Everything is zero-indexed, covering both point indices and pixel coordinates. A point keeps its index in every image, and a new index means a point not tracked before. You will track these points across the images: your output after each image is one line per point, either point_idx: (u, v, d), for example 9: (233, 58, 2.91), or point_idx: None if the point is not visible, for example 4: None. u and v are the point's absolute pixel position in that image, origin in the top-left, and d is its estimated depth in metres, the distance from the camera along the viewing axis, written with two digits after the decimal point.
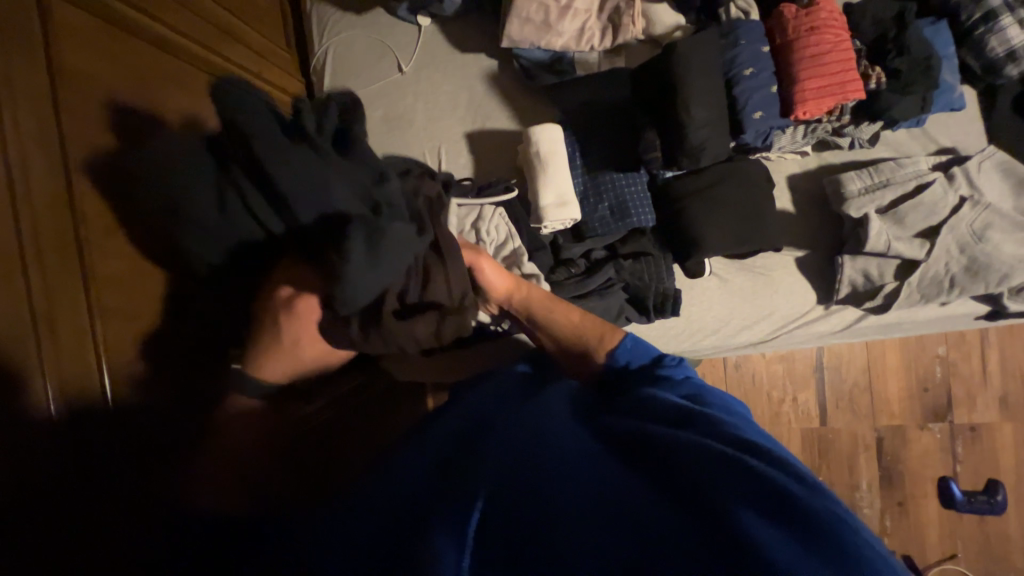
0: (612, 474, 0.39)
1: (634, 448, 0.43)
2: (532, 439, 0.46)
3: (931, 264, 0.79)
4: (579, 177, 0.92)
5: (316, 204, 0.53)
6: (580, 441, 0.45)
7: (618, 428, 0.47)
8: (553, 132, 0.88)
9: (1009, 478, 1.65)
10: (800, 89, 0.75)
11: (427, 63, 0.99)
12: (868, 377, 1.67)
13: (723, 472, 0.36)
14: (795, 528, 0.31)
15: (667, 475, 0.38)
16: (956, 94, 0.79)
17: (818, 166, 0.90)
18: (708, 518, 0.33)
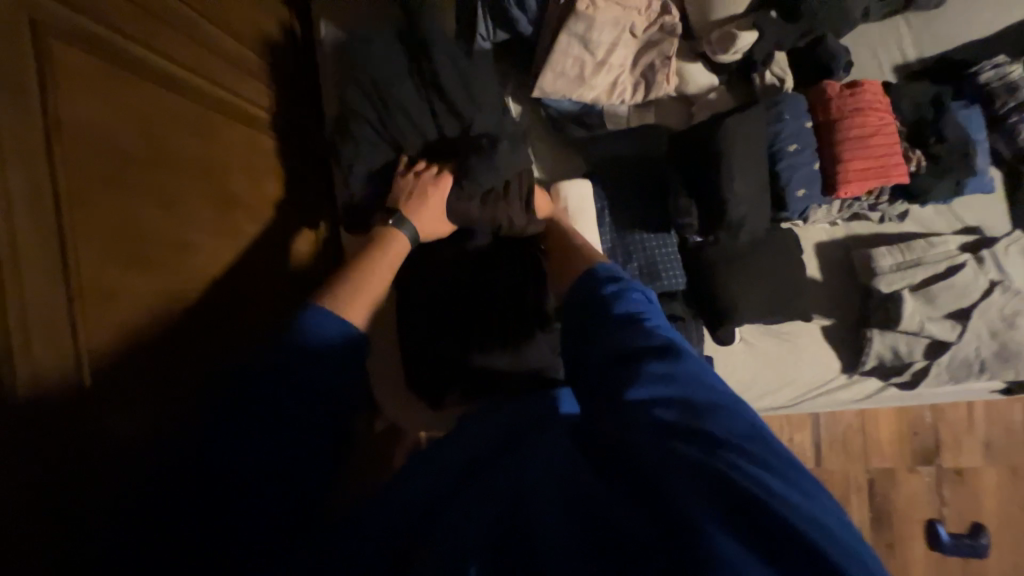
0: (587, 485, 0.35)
1: (606, 452, 0.37)
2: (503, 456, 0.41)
3: (960, 347, 0.80)
4: (607, 234, 0.89)
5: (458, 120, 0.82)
6: (551, 440, 0.40)
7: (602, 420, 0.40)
8: (582, 188, 0.87)
9: (992, 522, 1.69)
10: (844, 169, 0.74)
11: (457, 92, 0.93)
12: (861, 419, 1.70)
13: (688, 483, 0.32)
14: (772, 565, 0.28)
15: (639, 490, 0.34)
16: (988, 177, 0.80)
17: (847, 236, 0.89)
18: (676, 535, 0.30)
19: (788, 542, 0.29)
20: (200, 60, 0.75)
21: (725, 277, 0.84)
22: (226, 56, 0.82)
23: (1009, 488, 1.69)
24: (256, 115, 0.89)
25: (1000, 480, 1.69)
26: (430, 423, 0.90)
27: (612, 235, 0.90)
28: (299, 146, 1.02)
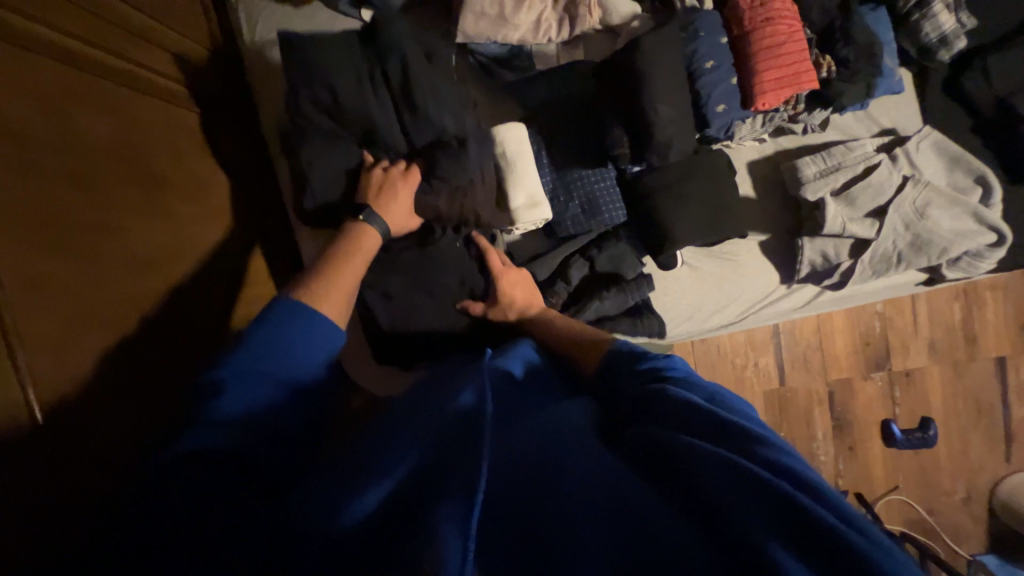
0: (627, 480, 0.42)
1: (652, 460, 0.43)
2: (534, 435, 0.47)
3: (880, 243, 0.85)
4: (548, 176, 0.90)
5: (411, 98, 0.78)
6: (591, 448, 0.45)
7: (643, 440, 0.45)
8: (519, 132, 0.85)
9: (939, 414, 1.85)
10: (759, 80, 0.76)
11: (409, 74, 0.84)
12: (818, 337, 1.81)
13: (740, 491, 0.37)
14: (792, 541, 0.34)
15: (674, 480, 0.41)
16: (897, 78, 0.84)
17: (776, 152, 0.92)
18: (722, 533, 0.36)
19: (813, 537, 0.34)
20: (100, 32, 0.73)
21: (661, 204, 0.87)
22: (128, 26, 0.79)
23: (952, 382, 1.84)
24: (173, 89, 0.86)
25: (944, 376, 1.83)
26: (396, 380, 0.92)
27: (552, 175, 0.91)
28: (227, 120, 0.99)
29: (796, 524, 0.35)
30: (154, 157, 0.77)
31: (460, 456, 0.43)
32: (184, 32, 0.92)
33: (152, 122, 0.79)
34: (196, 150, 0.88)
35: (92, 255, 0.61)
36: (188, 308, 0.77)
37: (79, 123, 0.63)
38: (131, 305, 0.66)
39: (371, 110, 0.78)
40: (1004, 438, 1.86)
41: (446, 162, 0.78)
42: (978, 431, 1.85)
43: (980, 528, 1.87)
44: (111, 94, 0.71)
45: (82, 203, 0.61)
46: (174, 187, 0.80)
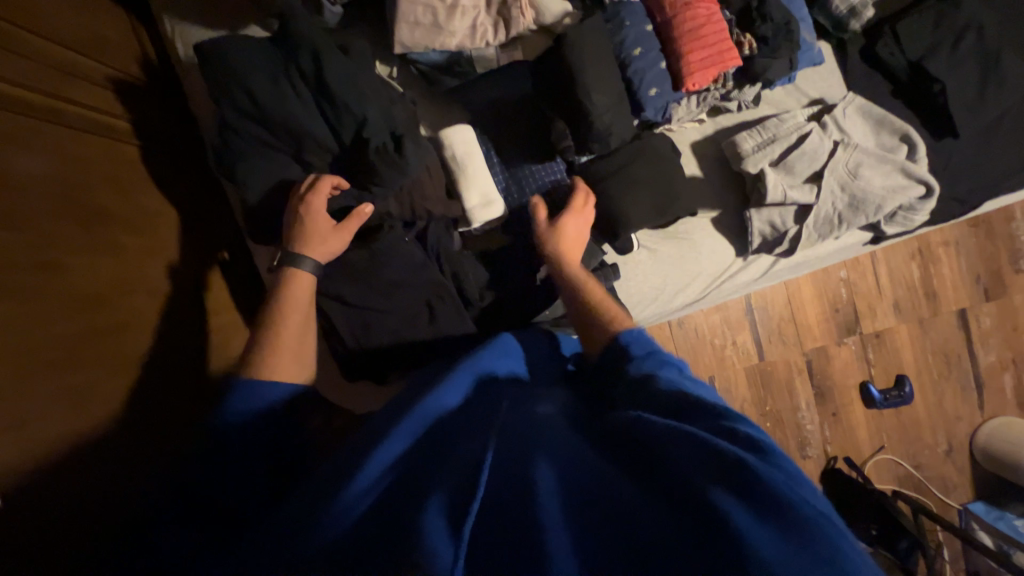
0: (604, 475, 0.41)
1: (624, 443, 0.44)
2: (510, 431, 0.47)
3: (821, 206, 0.88)
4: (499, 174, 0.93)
5: (351, 109, 0.78)
6: (566, 438, 0.46)
7: (617, 425, 0.46)
8: (466, 133, 0.86)
9: (912, 370, 1.91)
10: (685, 63, 0.80)
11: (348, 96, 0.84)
12: (790, 309, 1.85)
13: (704, 467, 0.39)
14: (767, 514, 0.35)
15: (655, 472, 0.41)
16: (816, 51, 0.89)
17: (716, 131, 0.96)
18: (685, 502, 0.37)
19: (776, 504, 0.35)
20: (33, 73, 0.72)
21: (612, 189, 0.89)
22: (58, 64, 0.78)
23: (920, 338, 1.90)
24: (112, 124, 0.85)
25: (912, 333, 1.90)
26: (369, 394, 0.91)
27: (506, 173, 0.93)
28: (172, 151, 0.98)
29: (756, 493, 0.36)
30: (98, 192, 0.77)
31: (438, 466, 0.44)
32: (117, 66, 0.91)
33: (95, 157, 0.78)
34: (143, 181, 0.88)
35: (41, 292, 0.60)
36: (147, 342, 0.76)
37: (17, 162, 0.63)
38: (83, 340, 0.65)
39: (313, 124, 0.78)
40: (976, 387, 1.92)
41: (389, 170, 0.79)
42: (950, 382, 1.92)
43: (965, 477, 1.92)
44: (50, 133, 0.71)
45: (24, 240, 0.61)
46: (123, 224, 0.80)
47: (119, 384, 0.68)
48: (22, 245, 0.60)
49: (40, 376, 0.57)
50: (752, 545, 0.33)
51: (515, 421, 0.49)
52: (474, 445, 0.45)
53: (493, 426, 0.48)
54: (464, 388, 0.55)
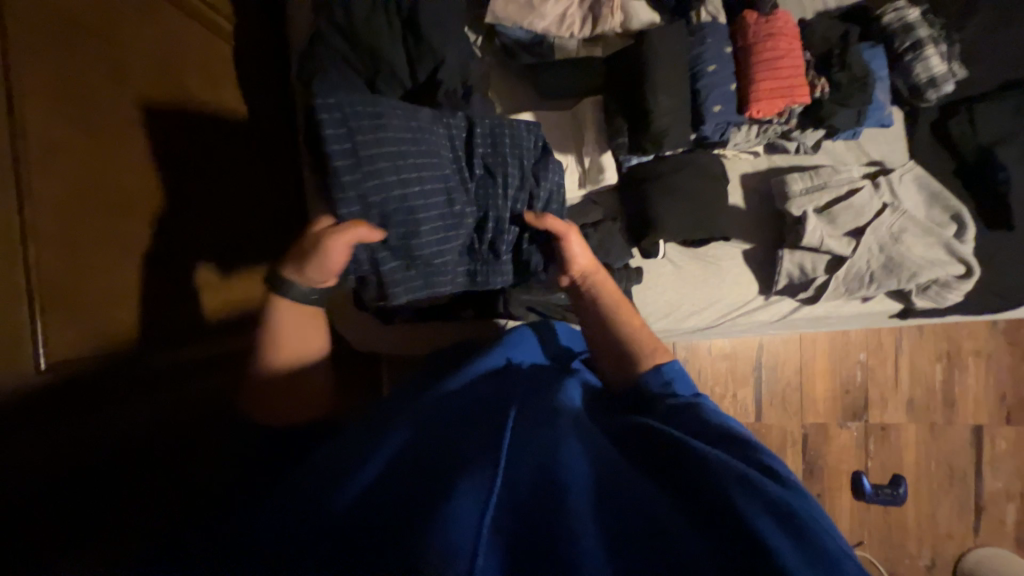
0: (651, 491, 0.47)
1: (669, 469, 0.50)
2: (537, 429, 0.54)
3: (854, 260, 0.88)
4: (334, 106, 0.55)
5: (431, 54, 0.82)
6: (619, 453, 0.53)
7: (661, 441, 0.54)
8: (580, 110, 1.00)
9: (911, 473, 1.83)
10: (755, 88, 0.82)
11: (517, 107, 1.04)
12: (799, 377, 1.82)
13: (765, 502, 0.43)
14: (786, 527, 0.41)
15: (702, 492, 0.45)
16: (886, 112, 0.89)
17: (769, 167, 0.98)
18: (731, 522, 0.41)
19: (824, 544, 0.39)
20: None
21: (653, 192, 0.92)
22: None
23: (927, 443, 1.83)
24: (216, 22, 0.93)
25: (920, 436, 1.83)
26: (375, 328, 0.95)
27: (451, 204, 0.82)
28: (261, 63, 1.05)
29: (805, 528, 0.41)
30: (189, 77, 0.84)
31: (471, 448, 0.50)
32: None
33: (195, 48, 0.87)
34: (227, 80, 0.95)
35: (113, 142, 0.67)
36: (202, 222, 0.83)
37: (128, 32, 0.72)
38: (142, 198, 0.70)
39: (394, 58, 0.82)
40: (975, 509, 1.82)
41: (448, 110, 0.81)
42: (949, 497, 1.83)
43: None
44: (162, 16, 0.79)
45: (114, 95, 0.68)
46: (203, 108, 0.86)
47: (160, 246, 0.73)
48: (110, 97, 0.67)
49: (103, 220, 0.64)
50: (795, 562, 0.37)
51: (545, 424, 0.55)
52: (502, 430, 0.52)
53: (519, 418, 0.55)
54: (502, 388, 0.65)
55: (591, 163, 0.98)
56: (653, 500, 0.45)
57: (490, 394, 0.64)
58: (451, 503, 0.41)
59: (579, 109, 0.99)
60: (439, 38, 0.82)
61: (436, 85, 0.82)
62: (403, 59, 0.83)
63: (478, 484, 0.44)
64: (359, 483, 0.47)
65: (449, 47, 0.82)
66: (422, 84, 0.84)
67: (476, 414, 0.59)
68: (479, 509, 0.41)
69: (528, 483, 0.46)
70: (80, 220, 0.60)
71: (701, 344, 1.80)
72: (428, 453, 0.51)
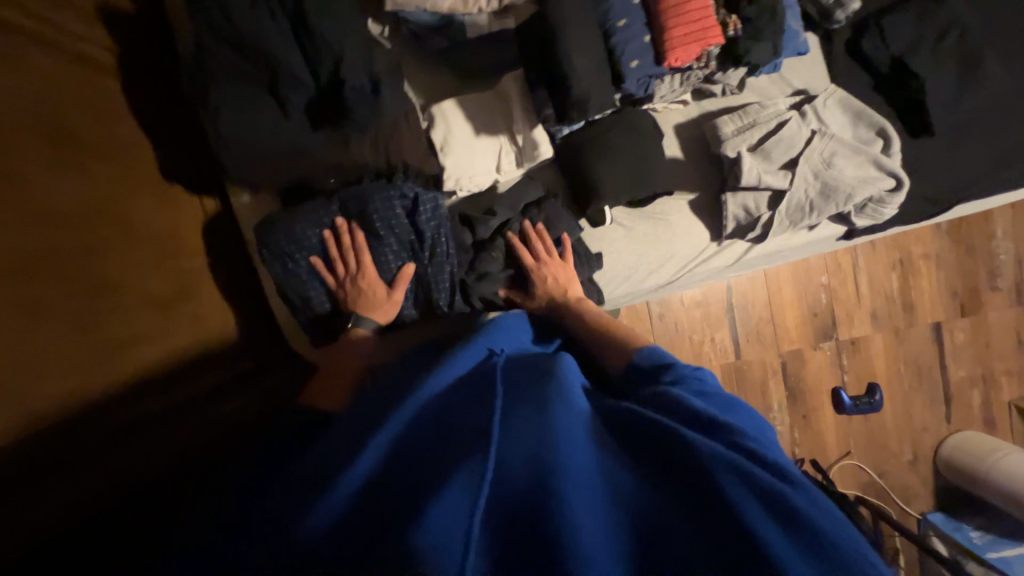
0: (640, 484, 0.47)
1: (660, 454, 0.50)
2: (528, 420, 0.54)
3: (793, 192, 0.89)
4: (260, 226, 0.85)
5: (329, 51, 0.76)
6: (609, 448, 0.52)
7: (647, 423, 0.54)
8: (503, 86, 0.97)
9: (884, 379, 1.93)
10: (669, 36, 0.80)
11: (436, 94, 0.99)
12: (769, 310, 1.88)
13: (749, 488, 0.44)
14: (759, 498, 0.44)
15: (692, 482, 0.46)
16: (801, 39, 0.89)
17: (700, 114, 0.98)
18: (720, 515, 0.43)
19: (803, 525, 0.42)
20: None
21: (589, 160, 0.91)
22: None
23: (894, 349, 1.93)
24: (93, 55, 0.85)
25: (887, 342, 1.92)
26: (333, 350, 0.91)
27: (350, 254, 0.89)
28: (156, 91, 0.97)
29: (785, 512, 0.43)
30: (73, 120, 0.78)
31: (459, 447, 0.51)
32: None
33: (78, 87, 0.80)
34: (118, 116, 0.88)
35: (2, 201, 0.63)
36: (131, 282, 0.83)
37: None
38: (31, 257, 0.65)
39: (290, 62, 0.77)
40: (944, 400, 1.95)
41: (360, 110, 0.78)
42: (920, 393, 1.94)
43: (926, 487, 1.95)
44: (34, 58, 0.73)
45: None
46: (112, 157, 0.85)
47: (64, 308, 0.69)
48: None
49: (32, 288, 0.64)
50: (779, 551, 0.39)
51: (540, 417, 0.54)
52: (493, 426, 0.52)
53: (513, 414, 0.55)
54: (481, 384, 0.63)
55: (524, 140, 0.96)
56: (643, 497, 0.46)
57: (475, 385, 0.63)
58: (436, 537, 0.41)
59: (500, 86, 0.97)
60: (336, 33, 0.77)
61: (341, 83, 0.77)
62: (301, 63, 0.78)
63: (464, 496, 0.44)
64: (340, 495, 0.46)
65: (347, 41, 0.77)
66: (327, 86, 0.79)
67: (463, 410, 0.58)
68: (469, 524, 0.42)
69: (523, 472, 0.47)
70: (13, 292, 0.61)
71: (672, 296, 1.83)
72: (406, 467, 0.50)
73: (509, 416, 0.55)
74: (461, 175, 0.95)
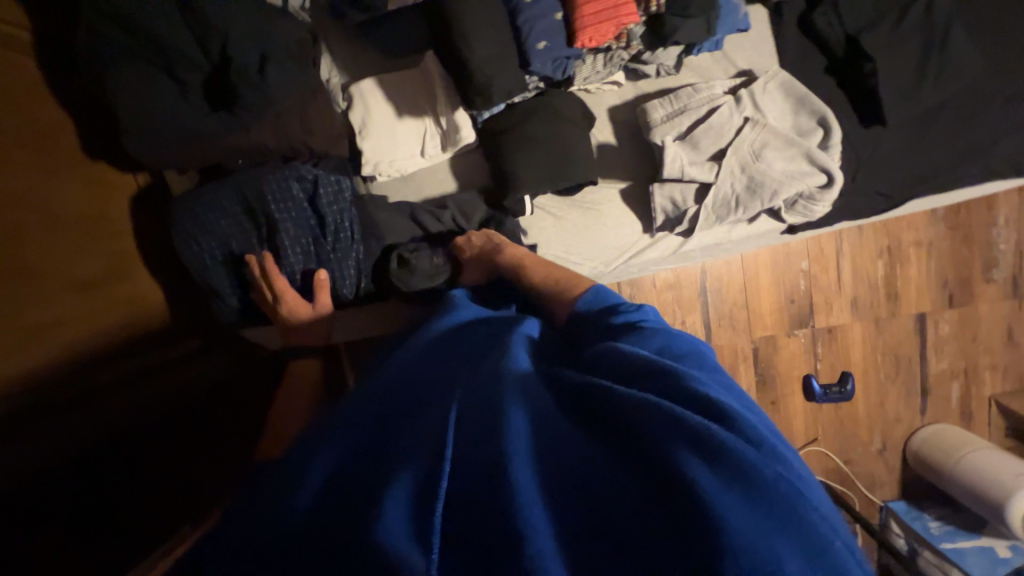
0: (584, 456, 0.38)
1: (605, 422, 0.40)
2: (479, 389, 0.45)
3: (719, 186, 0.84)
4: (176, 217, 0.86)
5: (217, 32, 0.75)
6: (538, 403, 0.43)
7: (586, 383, 0.44)
8: (425, 64, 0.91)
9: (859, 368, 1.88)
10: (579, 15, 0.74)
11: (359, 70, 0.95)
12: (744, 295, 1.81)
13: (708, 457, 0.35)
14: (738, 485, 0.33)
15: (640, 459, 0.37)
16: (741, 14, 0.81)
17: (636, 96, 0.92)
18: (676, 497, 0.34)
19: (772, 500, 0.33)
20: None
21: (506, 148, 0.87)
22: None
23: (874, 338, 1.86)
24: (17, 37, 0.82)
25: (866, 332, 1.86)
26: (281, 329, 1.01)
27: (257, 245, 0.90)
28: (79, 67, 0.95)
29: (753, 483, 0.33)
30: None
31: (411, 437, 0.42)
32: None
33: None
34: (50, 100, 0.86)
35: None
36: (61, 271, 0.84)
37: None
38: None
39: (182, 41, 0.75)
40: (921, 392, 1.90)
41: (251, 95, 0.78)
42: (896, 385, 1.89)
43: (893, 478, 1.94)
44: None
45: None
46: (34, 140, 0.83)
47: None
48: None
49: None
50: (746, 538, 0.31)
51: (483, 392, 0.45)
52: (446, 418, 0.42)
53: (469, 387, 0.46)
54: (433, 354, 0.57)
55: (447, 123, 0.91)
56: (584, 468, 0.37)
57: (421, 369, 0.54)
58: (366, 543, 0.34)
59: (422, 65, 0.92)
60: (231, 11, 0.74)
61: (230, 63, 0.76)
62: (195, 44, 0.76)
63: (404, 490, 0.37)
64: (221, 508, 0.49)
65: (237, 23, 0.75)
66: (224, 69, 0.78)
67: (410, 396, 0.50)
68: (412, 523, 0.35)
69: (468, 459, 0.39)
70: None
71: (643, 279, 1.77)
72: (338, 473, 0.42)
73: (460, 394, 0.46)
74: (378, 158, 0.92)
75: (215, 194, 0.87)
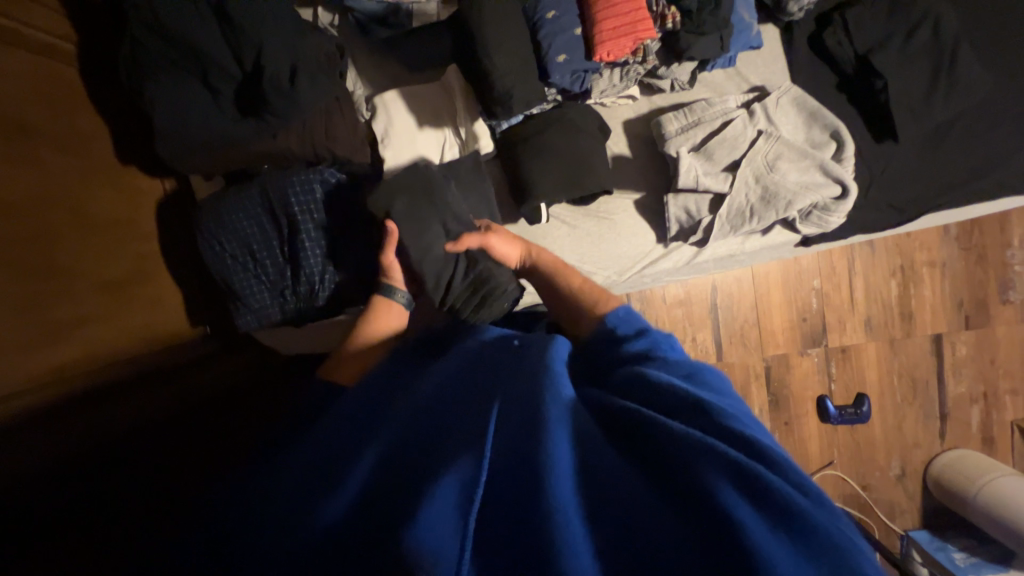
0: (619, 480, 0.41)
1: (640, 447, 0.44)
2: (512, 402, 0.49)
3: (733, 195, 0.85)
4: (204, 221, 0.90)
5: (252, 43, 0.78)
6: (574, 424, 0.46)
7: (620, 408, 0.48)
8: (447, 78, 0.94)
9: (874, 390, 1.84)
10: (598, 30, 0.77)
11: (383, 82, 0.99)
12: (756, 313, 1.80)
13: (736, 481, 0.37)
14: (778, 524, 0.35)
15: (673, 482, 0.40)
16: (754, 32, 0.84)
17: (650, 110, 0.94)
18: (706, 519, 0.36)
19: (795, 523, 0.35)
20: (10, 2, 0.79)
21: (523, 156, 0.89)
22: None
23: (889, 358, 1.83)
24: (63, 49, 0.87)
25: (880, 352, 1.83)
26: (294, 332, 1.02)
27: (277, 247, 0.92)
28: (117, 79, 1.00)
29: (782, 511, 0.35)
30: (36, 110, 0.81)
31: (451, 451, 0.45)
32: None
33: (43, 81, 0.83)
34: (88, 108, 0.91)
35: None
36: (91, 270, 0.86)
37: None
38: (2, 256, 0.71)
39: (219, 52, 0.79)
40: (940, 415, 1.85)
41: (280, 102, 0.81)
42: (914, 407, 1.85)
43: (913, 506, 1.86)
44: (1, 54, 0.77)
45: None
46: (69, 145, 0.86)
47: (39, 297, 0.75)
48: None
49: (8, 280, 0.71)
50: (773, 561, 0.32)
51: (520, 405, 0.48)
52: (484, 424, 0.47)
53: (508, 401, 0.49)
54: (469, 364, 0.61)
55: (466, 133, 0.95)
56: (619, 491, 0.40)
57: (454, 381, 0.58)
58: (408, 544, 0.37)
59: (442, 78, 0.95)
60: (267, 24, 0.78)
61: (262, 71, 0.79)
62: (229, 53, 0.79)
63: (450, 489, 0.42)
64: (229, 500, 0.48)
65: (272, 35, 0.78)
66: (256, 78, 0.81)
67: (448, 406, 0.53)
68: (455, 523, 0.39)
69: (504, 471, 0.43)
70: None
71: (654, 295, 1.77)
72: (385, 479, 0.47)
73: (501, 400, 0.49)
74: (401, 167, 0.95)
75: (240, 198, 0.90)
